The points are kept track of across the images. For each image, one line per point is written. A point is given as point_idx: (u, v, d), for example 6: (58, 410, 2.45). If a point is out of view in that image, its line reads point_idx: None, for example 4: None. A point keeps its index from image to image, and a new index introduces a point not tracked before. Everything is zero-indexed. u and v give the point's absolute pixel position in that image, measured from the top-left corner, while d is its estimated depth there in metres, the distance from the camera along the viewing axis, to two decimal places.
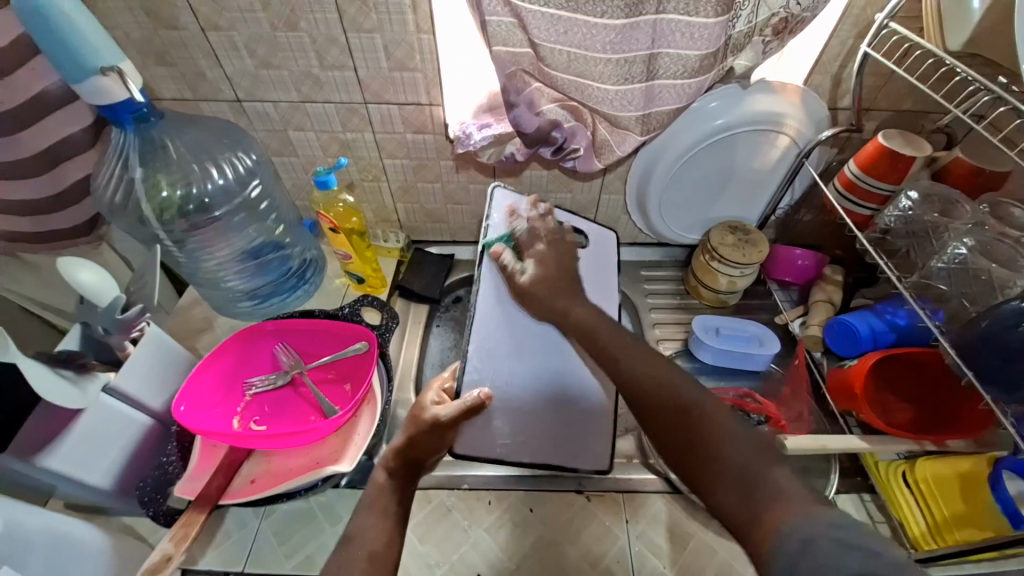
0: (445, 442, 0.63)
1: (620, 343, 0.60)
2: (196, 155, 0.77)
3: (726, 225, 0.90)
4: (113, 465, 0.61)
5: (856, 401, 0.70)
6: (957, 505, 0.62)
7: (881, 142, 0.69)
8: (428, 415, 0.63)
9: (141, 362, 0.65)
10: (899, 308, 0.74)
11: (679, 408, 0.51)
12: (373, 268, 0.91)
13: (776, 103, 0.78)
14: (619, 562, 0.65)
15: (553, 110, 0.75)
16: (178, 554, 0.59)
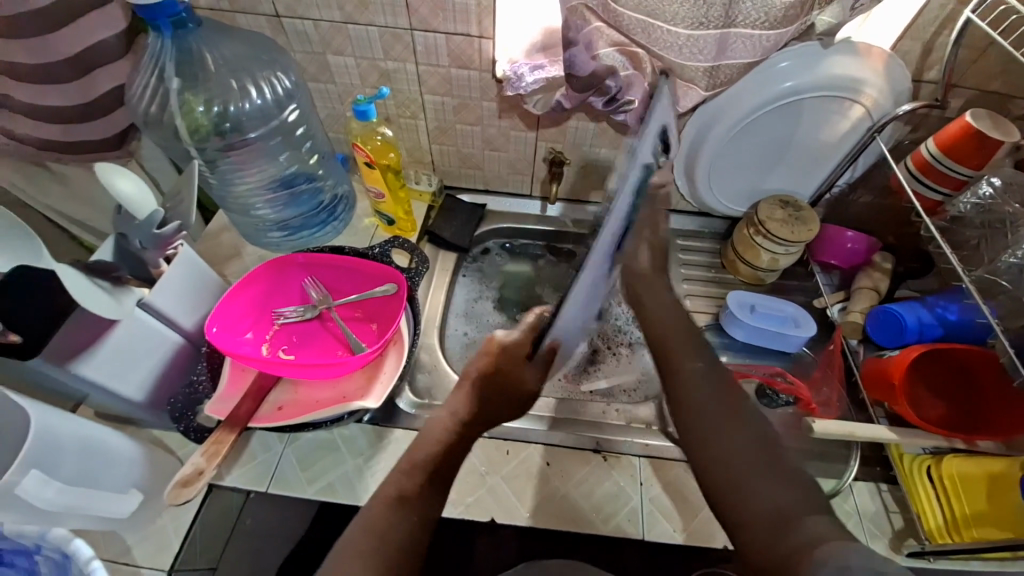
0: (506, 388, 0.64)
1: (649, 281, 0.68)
2: (229, 70, 0.73)
3: (776, 199, 0.85)
4: (147, 379, 0.62)
5: (892, 392, 0.68)
6: (980, 504, 0.62)
7: (969, 122, 0.63)
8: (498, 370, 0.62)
9: (173, 280, 0.64)
10: (952, 303, 0.71)
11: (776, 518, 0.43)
12: (405, 210, 0.89)
13: (857, 68, 0.72)
14: (631, 521, 0.66)
15: (610, 55, 0.70)
16: (209, 468, 0.60)
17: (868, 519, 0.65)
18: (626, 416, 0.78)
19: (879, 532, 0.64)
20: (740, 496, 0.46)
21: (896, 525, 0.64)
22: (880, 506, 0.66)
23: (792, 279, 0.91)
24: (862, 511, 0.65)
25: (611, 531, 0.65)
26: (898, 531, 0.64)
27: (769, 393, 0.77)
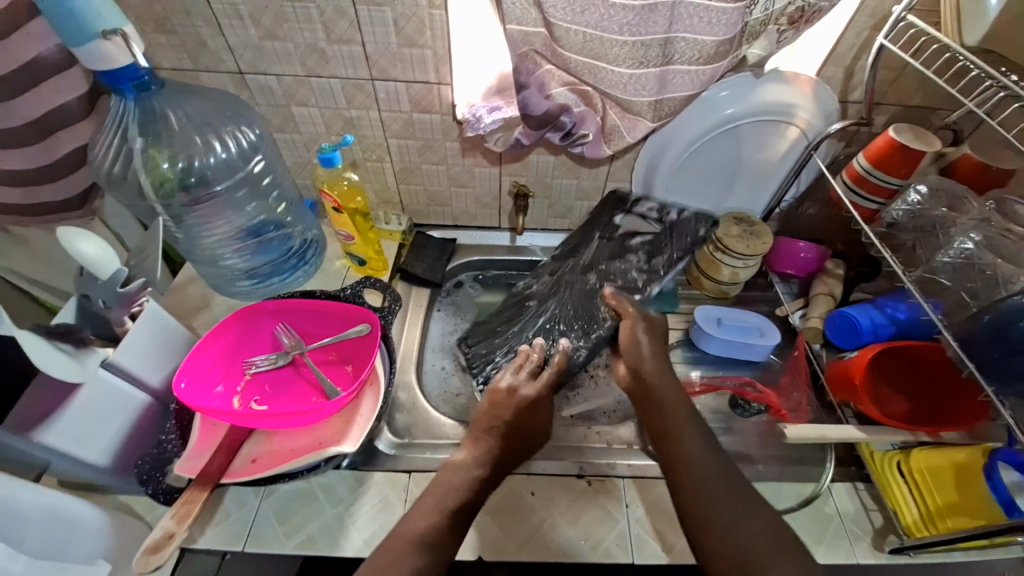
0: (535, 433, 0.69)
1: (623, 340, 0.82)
2: (193, 127, 0.74)
3: (731, 216, 0.90)
4: (112, 442, 0.60)
5: (854, 392, 0.71)
6: (951, 495, 0.64)
7: (891, 137, 0.69)
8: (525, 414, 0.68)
9: (140, 337, 0.63)
10: (899, 302, 0.75)
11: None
12: (375, 250, 0.90)
13: (788, 93, 0.78)
14: (619, 545, 0.65)
15: (563, 94, 0.74)
16: (180, 531, 0.58)
17: (849, 520, 0.66)
18: (609, 437, 0.79)
19: (861, 532, 0.65)
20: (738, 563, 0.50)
21: (877, 523, 0.66)
22: (859, 506, 0.68)
23: (755, 290, 0.95)
24: (843, 512, 0.67)
25: (600, 557, 0.64)
26: (878, 530, 0.65)
27: (741, 404, 0.80)
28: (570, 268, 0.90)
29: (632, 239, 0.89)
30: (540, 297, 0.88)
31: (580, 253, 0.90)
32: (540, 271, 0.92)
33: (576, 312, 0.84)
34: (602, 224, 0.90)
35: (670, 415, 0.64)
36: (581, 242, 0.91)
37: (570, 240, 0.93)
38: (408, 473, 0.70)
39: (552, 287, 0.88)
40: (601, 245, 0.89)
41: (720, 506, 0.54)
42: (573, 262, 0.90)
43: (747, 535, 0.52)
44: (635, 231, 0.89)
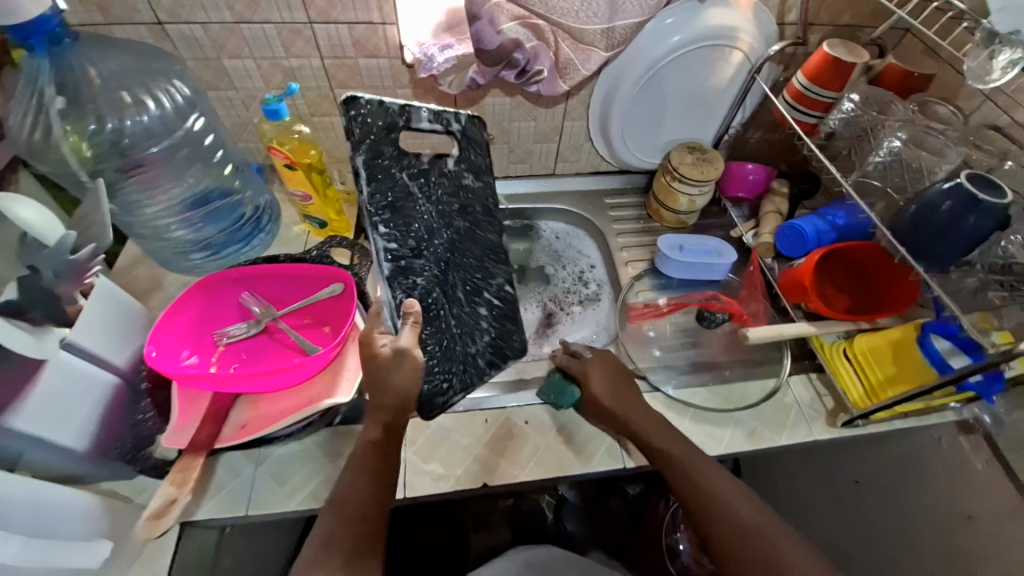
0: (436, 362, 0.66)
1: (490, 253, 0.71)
2: (117, 83, 0.67)
3: (684, 145, 0.94)
4: (86, 425, 0.57)
5: (805, 292, 0.78)
6: (891, 368, 0.71)
7: (826, 52, 0.73)
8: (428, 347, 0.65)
9: (95, 316, 0.59)
10: (839, 210, 0.82)
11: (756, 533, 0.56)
12: (336, 210, 0.87)
13: (730, 16, 0.80)
14: (611, 455, 0.70)
15: (514, 29, 0.73)
16: (182, 496, 0.57)
17: (805, 406, 0.75)
18: None
19: (816, 415, 0.74)
20: (713, 517, 0.58)
21: (829, 406, 0.75)
22: (813, 393, 0.76)
23: (710, 217, 1.01)
24: (800, 401, 0.76)
25: (596, 468, 0.69)
26: (831, 410, 0.75)
27: (708, 315, 0.87)
28: (430, 234, 0.64)
29: (445, 162, 0.64)
30: (440, 285, 0.65)
31: (419, 214, 0.63)
32: (404, 267, 0.62)
33: (479, 253, 0.71)
34: (394, 163, 0.60)
35: (624, 399, 0.68)
36: (408, 202, 0.62)
37: (373, 208, 0.59)
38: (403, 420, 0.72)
39: (443, 267, 0.66)
40: (427, 205, 0.64)
41: (679, 467, 0.62)
42: (417, 230, 0.63)
43: (709, 480, 0.61)
44: (438, 163, 0.64)
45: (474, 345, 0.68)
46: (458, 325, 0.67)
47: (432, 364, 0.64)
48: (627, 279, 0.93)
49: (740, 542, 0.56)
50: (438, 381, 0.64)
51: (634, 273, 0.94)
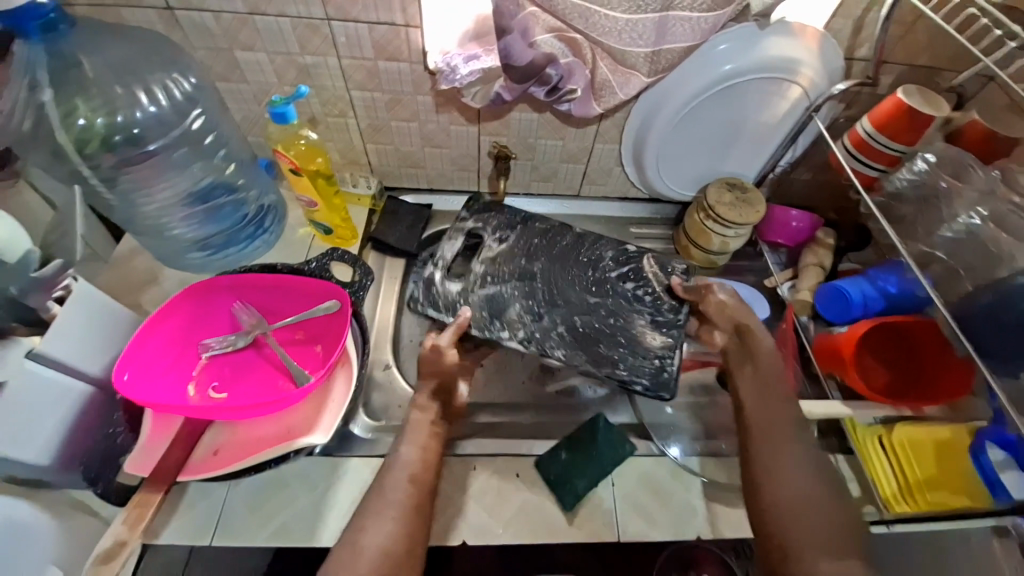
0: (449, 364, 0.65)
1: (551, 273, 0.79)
2: (119, 74, 0.63)
3: (723, 181, 0.85)
4: (54, 440, 0.55)
5: (843, 366, 0.70)
6: (932, 470, 0.64)
7: (900, 98, 0.66)
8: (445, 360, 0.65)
9: (73, 325, 0.57)
10: (892, 276, 0.72)
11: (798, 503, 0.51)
12: (343, 217, 0.82)
13: (793, 47, 0.71)
14: (607, 524, 0.64)
15: (548, 42, 0.67)
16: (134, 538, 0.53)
17: None
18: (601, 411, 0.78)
19: None
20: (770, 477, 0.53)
21: (854, 494, 0.67)
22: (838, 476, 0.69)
23: (743, 259, 0.93)
24: None
25: (587, 536, 0.64)
26: (856, 500, 0.67)
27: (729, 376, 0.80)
28: (527, 286, 0.78)
29: (488, 241, 0.82)
30: (575, 310, 0.76)
31: (510, 298, 0.77)
32: (549, 335, 0.74)
33: (585, 251, 0.82)
34: (488, 283, 0.78)
35: (763, 373, 0.63)
36: (497, 297, 0.76)
37: (497, 321, 0.75)
38: (385, 458, 0.67)
39: (553, 300, 0.77)
40: (524, 268, 0.80)
41: (781, 454, 0.55)
42: (546, 295, 0.77)
43: (809, 480, 0.52)
44: (493, 258, 0.80)
45: (628, 318, 0.76)
46: (615, 313, 0.76)
47: (627, 367, 0.72)
48: None
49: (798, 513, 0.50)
50: (649, 365, 0.72)
51: None
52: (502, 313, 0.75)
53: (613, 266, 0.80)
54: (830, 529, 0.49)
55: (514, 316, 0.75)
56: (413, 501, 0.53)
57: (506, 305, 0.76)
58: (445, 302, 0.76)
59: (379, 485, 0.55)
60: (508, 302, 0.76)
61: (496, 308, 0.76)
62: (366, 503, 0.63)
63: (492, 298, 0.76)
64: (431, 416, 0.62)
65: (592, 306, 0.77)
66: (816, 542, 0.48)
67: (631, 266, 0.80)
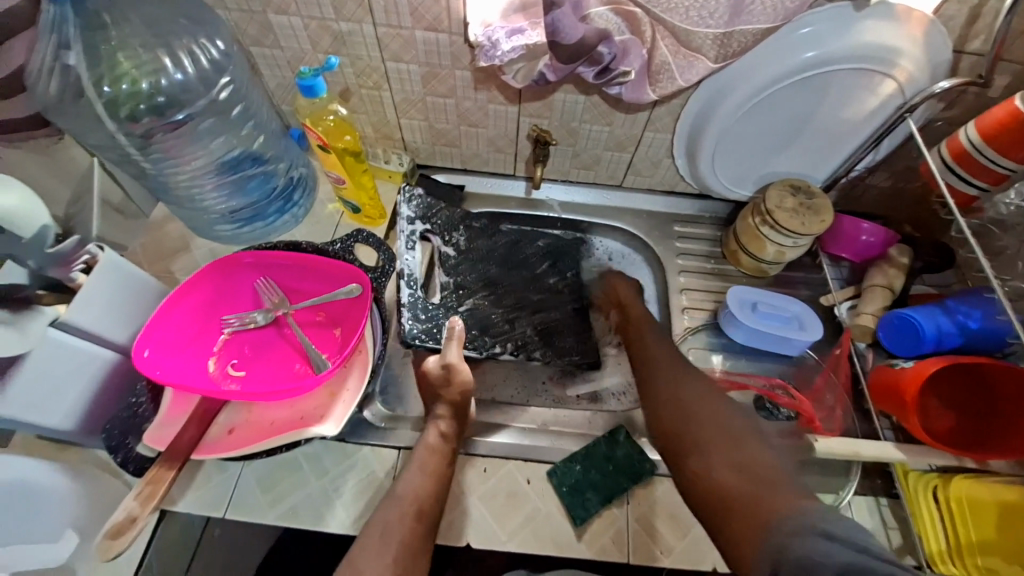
0: (461, 386, 0.64)
1: (518, 284, 0.82)
2: (145, 40, 0.62)
3: (786, 183, 0.76)
4: (77, 406, 0.56)
5: (903, 407, 0.62)
6: (986, 531, 0.57)
7: (1017, 106, 0.55)
8: (458, 380, 0.64)
9: (99, 296, 0.57)
10: (976, 309, 0.64)
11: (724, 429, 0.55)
12: (371, 195, 0.79)
13: (890, 34, 0.60)
14: (616, 544, 0.61)
15: (603, 15, 0.59)
16: (145, 513, 0.55)
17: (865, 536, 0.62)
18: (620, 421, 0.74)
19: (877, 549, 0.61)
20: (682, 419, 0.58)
21: (895, 542, 0.61)
22: (878, 522, 0.63)
23: (798, 270, 0.84)
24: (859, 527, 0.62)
25: (594, 554, 0.61)
26: (896, 549, 0.61)
27: (768, 407, 0.72)
28: (489, 295, 0.80)
29: (445, 250, 0.80)
30: (532, 312, 0.80)
31: (486, 313, 0.78)
32: (520, 345, 0.77)
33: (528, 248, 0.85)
34: (463, 299, 0.79)
35: (640, 331, 0.72)
36: (477, 311, 0.78)
37: (488, 335, 0.77)
38: (397, 450, 0.66)
39: (514, 307, 0.80)
40: (480, 276, 0.81)
41: (672, 387, 0.62)
42: (514, 303, 0.81)
43: (698, 400, 0.59)
44: (455, 265, 0.80)
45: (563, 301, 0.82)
46: (557, 303, 0.82)
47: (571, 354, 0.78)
48: (681, 330, 0.80)
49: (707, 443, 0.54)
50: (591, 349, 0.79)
51: (690, 325, 0.81)
52: (480, 328, 0.77)
53: (540, 259, 0.84)
54: (721, 432, 0.55)
55: (489, 330, 0.77)
56: (412, 543, 0.53)
57: (478, 315, 0.78)
58: (437, 324, 0.74)
59: (385, 515, 0.55)
60: (470, 311, 0.78)
61: (472, 321, 0.77)
62: (375, 493, 0.63)
63: (473, 315, 0.78)
64: (446, 440, 0.62)
65: (547, 295, 0.82)
66: (715, 451, 0.53)
67: (552, 255, 0.85)
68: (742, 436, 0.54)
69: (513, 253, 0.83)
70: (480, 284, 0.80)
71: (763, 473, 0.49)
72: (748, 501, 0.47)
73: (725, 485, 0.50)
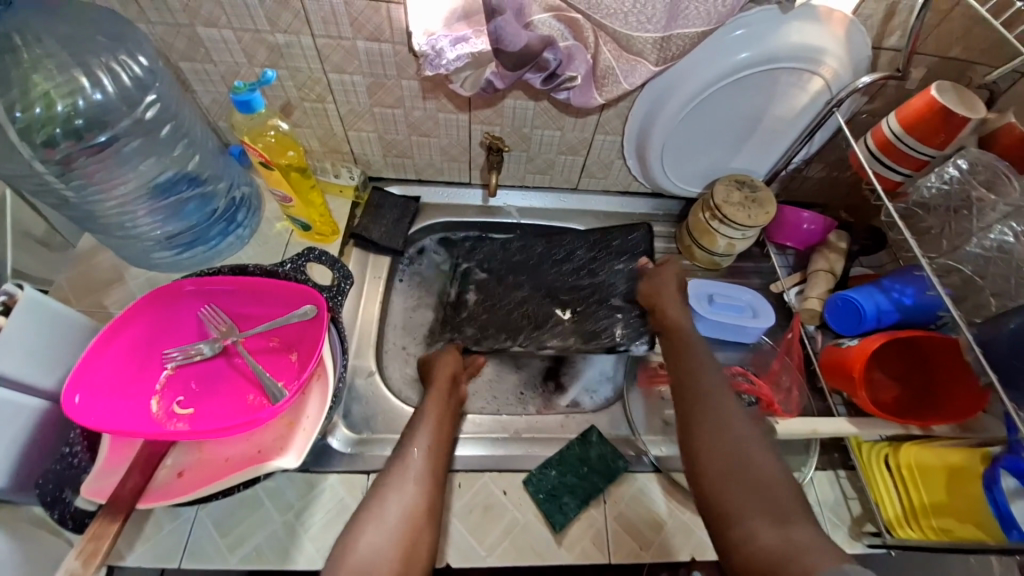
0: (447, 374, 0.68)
1: (551, 277, 0.87)
2: (61, 60, 0.57)
3: (732, 179, 0.79)
4: (6, 459, 0.51)
5: (852, 383, 0.66)
6: (939, 496, 0.60)
7: (933, 96, 0.59)
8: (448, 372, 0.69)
9: (21, 338, 0.52)
10: (908, 286, 0.68)
11: (759, 476, 0.47)
12: (322, 212, 0.76)
13: (813, 34, 0.64)
14: (597, 545, 0.61)
15: (546, 23, 0.60)
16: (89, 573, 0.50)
17: (828, 509, 0.65)
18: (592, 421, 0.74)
19: (839, 521, 0.64)
20: (720, 459, 0.49)
21: (855, 512, 0.65)
22: (839, 495, 0.66)
23: (748, 260, 0.88)
24: (822, 501, 0.66)
25: (577, 559, 0.61)
26: (856, 518, 0.65)
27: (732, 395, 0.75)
28: (524, 296, 0.86)
29: (469, 274, 0.88)
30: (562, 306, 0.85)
31: (518, 317, 0.84)
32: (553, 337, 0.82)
33: (542, 247, 0.89)
34: (495, 308, 0.85)
35: (688, 358, 0.63)
36: (510, 315, 0.84)
37: (522, 335, 0.82)
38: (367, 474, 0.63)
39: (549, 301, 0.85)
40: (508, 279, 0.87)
41: (712, 421, 0.53)
42: (540, 298, 0.86)
43: (741, 438, 0.51)
44: (480, 284, 0.87)
45: (614, 295, 0.85)
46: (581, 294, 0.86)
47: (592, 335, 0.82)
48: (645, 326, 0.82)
49: (741, 486, 0.47)
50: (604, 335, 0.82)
51: None
52: (519, 330, 0.83)
53: (563, 254, 0.89)
54: (762, 487, 0.46)
55: (528, 329, 0.83)
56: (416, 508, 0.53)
57: (520, 316, 0.84)
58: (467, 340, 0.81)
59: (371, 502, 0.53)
60: (518, 312, 0.84)
61: (508, 328, 0.83)
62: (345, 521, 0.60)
63: (508, 321, 0.84)
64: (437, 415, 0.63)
65: (571, 290, 0.87)
66: (754, 504, 0.46)
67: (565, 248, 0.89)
68: (782, 489, 0.46)
69: (535, 251, 0.89)
70: (512, 289, 0.86)
71: (805, 538, 0.42)
72: (785, 565, 0.40)
73: (763, 541, 0.43)
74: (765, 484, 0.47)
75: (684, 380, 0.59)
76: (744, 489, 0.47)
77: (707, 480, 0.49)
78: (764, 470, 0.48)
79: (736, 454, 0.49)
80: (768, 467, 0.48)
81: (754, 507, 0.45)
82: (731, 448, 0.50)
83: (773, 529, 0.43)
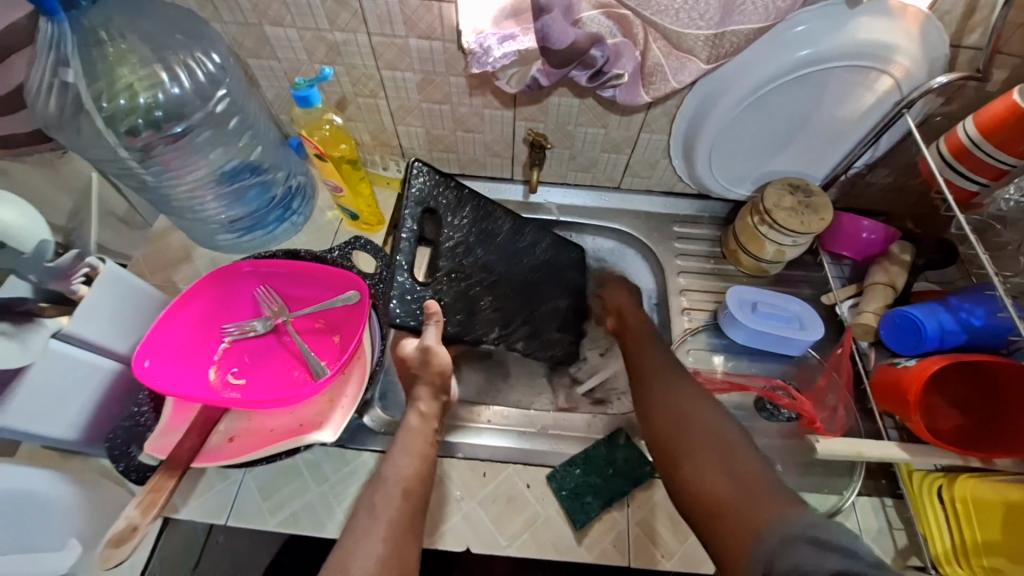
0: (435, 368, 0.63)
1: (534, 269, 0.79)
2: (143, 55, 0.63)
3: (785, 182, 0.75)
4: (80, 415, 0.58)
5: (905, 406, 0.61)
6: (993, 533, 0.56)
7: (1017, 100, 0.54)
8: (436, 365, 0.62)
9: (101, 307, 0.58)
10: (978, 305, 0.63)
11: (704, 426, 0.53)
12: (369, 203, 0.80)
13: (883, 31, 0.60)
14: (617, 547, 0.61)
15: (595, 19, 0.59)
16: (146, 522, 0.56)
17: (870, 537, 0.61)
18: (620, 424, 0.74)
19: (882, 551, 0.60)
20: (672, 419, 0.55)
21: (900, 544, 0.61)
22: (884, 524, 0.62)
23: (799, 268, 0.84)
24: (864, 529, 0.62)
25: (595, 558, 0.61)
26: (901, 550, 0.60)
27: (769, 407, 0.73)
28: (493, 277, 0.75)
29: (443, 231, 0.74)
30: (530, 306, 0.78)
31: (480, 299, 0.73)
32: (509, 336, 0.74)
33: (529, 229, 0.80)
34: (459, 282, 0.72)
35: (636, 339, 0.70)
36: (474, 294, 0.73)
37: (477, 321, 0.72)
38: None
39: (518, 293, 0.77)
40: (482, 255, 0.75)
41: (663, 389, 0.59)
42: (507, 290, 0.76)
43: (683, 403, 0.57)
44: (452, 249, 0.74)
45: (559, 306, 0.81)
46: (555, 297, 0.81)
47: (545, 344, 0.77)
48: (680, 331, 0.80)
49: (686, 438, 0.53)
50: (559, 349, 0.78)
51: (690, 326, 0.80)
52: (476, 315, 0.72)
53: (547, 248, 0.81)
54: (711, 434, 0.52)
55: (488, 318, 0.73)
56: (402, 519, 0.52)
57: (484, 300, 0.73)
58: (422, 304, 0.68)
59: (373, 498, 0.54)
60: (484, 299, 0.73)
61: (467, 312, 0.71)
62: None
63: (468, 302, 0.72)
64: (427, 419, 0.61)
65: (551, 293, 0.80)
66: (701, 453, 0.50)
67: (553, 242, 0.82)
68: (723, 435, 0.52)
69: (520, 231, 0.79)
70: (485, 265, 0.75)
71: (748, 473, 0.47)
72: (727, 506, 0.45)
73: (712, 486, 0.47)
74: (714, 431, 0.52)
75: (637, 358, 0.67)
76: (691, 442, 0.52)
77: (661, 438, 0.55)
78: (708, 422, 0.54)
79: (677, 412, 0.56)
80: (710, 419, 0.54)
81: (698, 451, 0.51)
82: (679, 409, 0.56)
83: (721, 470, 0.48)
